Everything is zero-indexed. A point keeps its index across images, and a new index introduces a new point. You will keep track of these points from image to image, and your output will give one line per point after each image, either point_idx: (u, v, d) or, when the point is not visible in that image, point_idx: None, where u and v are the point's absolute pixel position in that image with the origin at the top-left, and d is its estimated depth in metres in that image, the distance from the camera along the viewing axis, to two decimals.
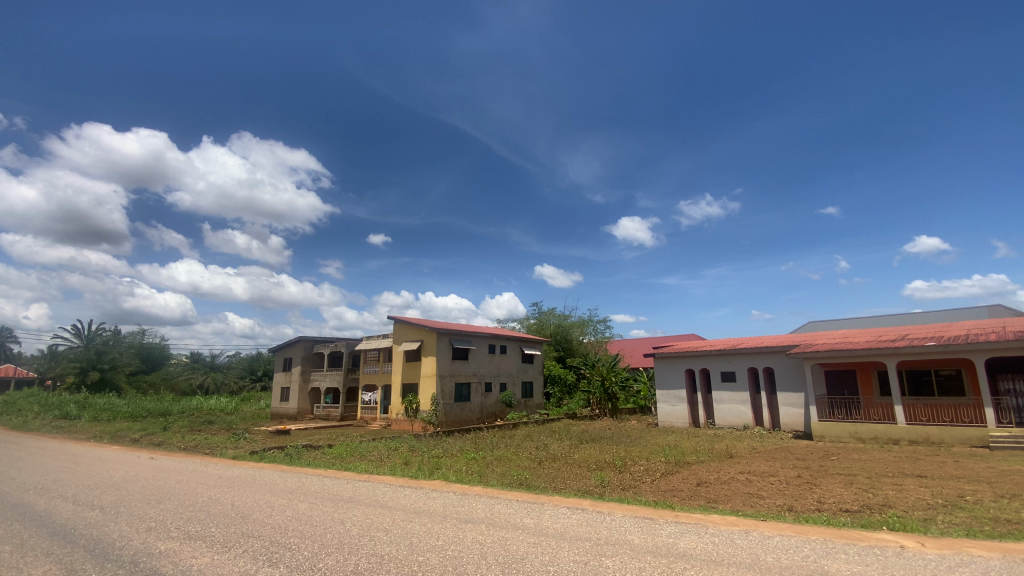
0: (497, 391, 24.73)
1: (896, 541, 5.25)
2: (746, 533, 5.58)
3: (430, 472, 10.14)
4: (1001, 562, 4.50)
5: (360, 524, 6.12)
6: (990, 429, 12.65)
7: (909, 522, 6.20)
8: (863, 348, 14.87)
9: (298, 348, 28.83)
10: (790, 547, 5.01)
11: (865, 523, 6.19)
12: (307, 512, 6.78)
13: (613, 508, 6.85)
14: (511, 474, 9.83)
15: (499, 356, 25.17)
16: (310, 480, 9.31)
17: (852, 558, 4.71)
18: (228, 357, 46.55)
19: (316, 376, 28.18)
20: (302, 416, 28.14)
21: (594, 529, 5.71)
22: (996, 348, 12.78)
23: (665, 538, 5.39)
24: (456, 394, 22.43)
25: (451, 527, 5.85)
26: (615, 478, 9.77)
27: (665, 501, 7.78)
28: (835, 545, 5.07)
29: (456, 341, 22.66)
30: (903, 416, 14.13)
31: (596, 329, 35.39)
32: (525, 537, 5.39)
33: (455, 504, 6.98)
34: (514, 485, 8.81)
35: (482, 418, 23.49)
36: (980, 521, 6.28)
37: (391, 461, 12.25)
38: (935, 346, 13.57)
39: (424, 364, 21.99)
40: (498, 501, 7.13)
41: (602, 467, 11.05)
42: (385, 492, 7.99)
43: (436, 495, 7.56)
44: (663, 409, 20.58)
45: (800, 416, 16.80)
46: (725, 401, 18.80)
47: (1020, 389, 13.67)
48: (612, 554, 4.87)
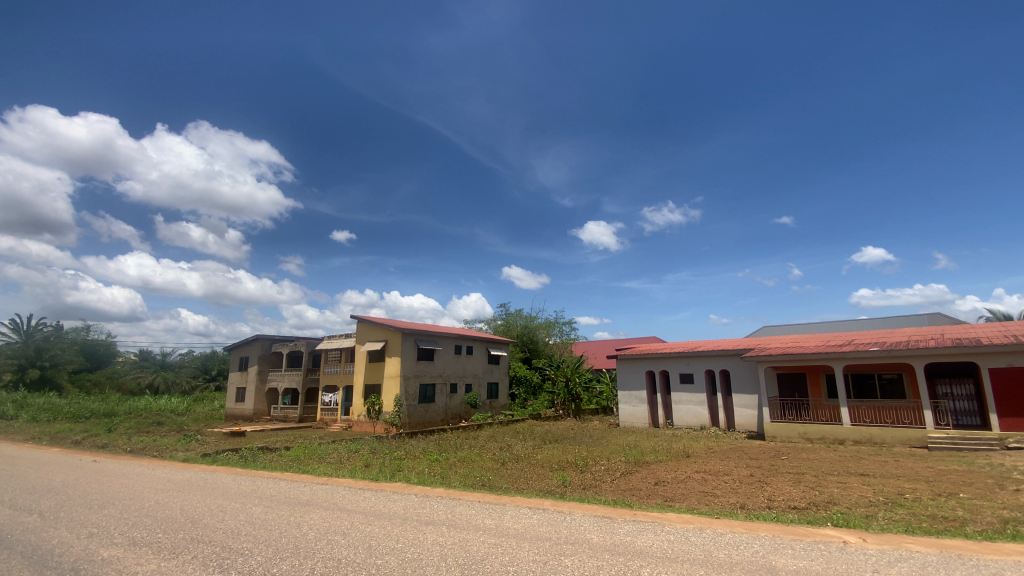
0: (462, 392, 24.61)
1: (840, 537, 5.53)
2: (701, 530, 5.75)
3: (392, 474, 10.01)
4: (937, 558, 4.79)
5: (318, 528, 5.97)
6: (928, 430, 13.47)
7: (852, 519, 6.55)
8: (813, 353, 15.57)
9: (255, 347, 27.89)
10: (741, 543, 5.19)
11: (812, 519, 6.51)
12: (262, 515, 6.57)
13: (573, 507, 6.93)
14: (474, 475, 9.80)
15: (464, 357, 25.07)
16: (265, 483, 9.02)
17: (798, 553, 4.93)
18: (180, 356, 44.53)
19: (274, 376, 27.33)
20: (258, 417, 27.26)
21: (554, 529, 5.77)
22: (933, 355, 13.63)
23: (622, 536, 5.49)
24: (421, 395, 22.20)
25: (411, 529, 5.79)
26: (577, 478, 9.90)
27: (624, 500, 7.91)
28: (782, 541, 5.30)
29: (421, 341, 22.42)
30: (848, 418, 14.89)
31: (562, 330, 35.71)
32: (485, 538, 5.40)
33: (417, 506, 6.90)
34: (476, 486, 8.78)
35: (447, 419, 23.35)
36: (918, 518, 6.69)
37: (350, 463, 12.02)
38: (878, 352, 14.36)
39: (388, 365, 21.66)
40: (459, 503, 7.10)
41: (564, 466, 11.17)
42: (344, 495, 7.83)
43: (397, 498, 7.46)
44: (625, 409, 20.98)
45: (753, 417, 17.45)
46: (684, 403, 19.32)
47: (955, 392, 14.65)
48: (570, 553, 4.93)
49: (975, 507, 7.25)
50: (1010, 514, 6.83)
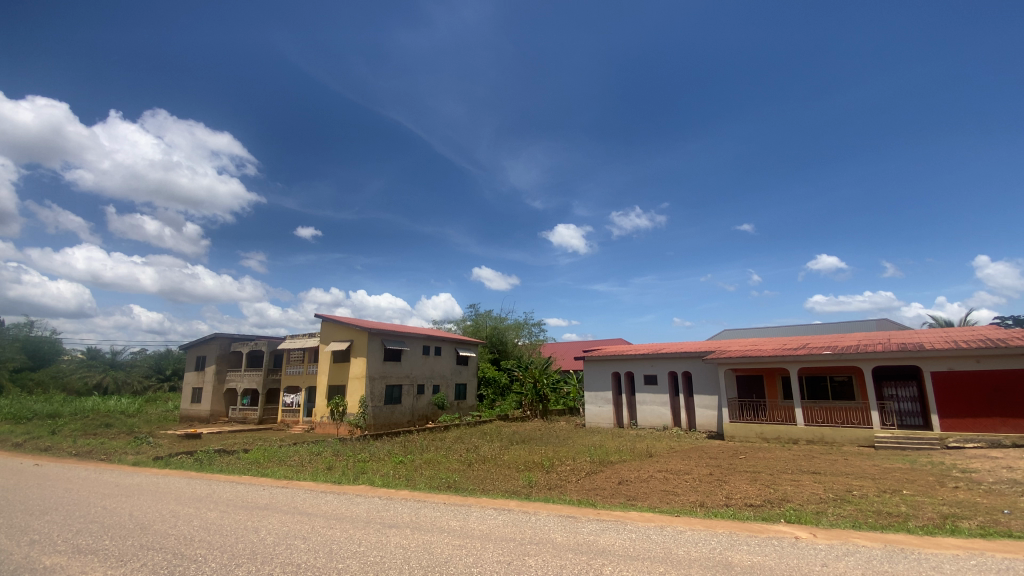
0: (430, 393, 24.39)
1: (792, 533, 5.76)
2: (661, 528, 5.89)
3: (355, 476, 9.81)
4: (882, 552, 5.06)
5: (276, 532, 5.81)
6: (875, 431, 14.18)
7: (804, 515, 6.84)
8: (769, 356, 16.17)
9: (213, 346, 26.93)
10: (699, 540, 5.35)
11: (767, 516, 6.76)
12: (217, 520, 6.34)
13: (538, 507, 6.98)
14: (440, 477, 9.73)
15: (432, 357, 24.86)
16: (221, 486, 8.70)
17: (752, 549, 5.11)
18: (133, 355, 42.45)
19: (233, 376, 26.43)
20: (216, 419, 26.33)
21: (519, 529, 5.81)
22: (880, 358, 14.38)
23: (586, 535, 5.56)
24: (387, 396, 21.90)
25: (374, 532, 5.70)
26: (543, 478, 9.97)
27: (588, 500, 7.99)
28: (739, 537, 5.49)
29: (388, 341, 22.10)
30: (802, 418, 15.52)
31: (531, 332, 35.85)
32: (450, 540, 5.37)
33: (381, 509, 6.80)
34: (442, 487, 8.69)
35: (413, 421, 23.09)
36: (865, 514, 7.05)
37: (312, 465, 11.72)
38: (830, 355, 15.03)
39: (353, 365, 21.26)
40: (424, 505, 7.02)
41: (530, 467, 11.26)
42: (305, 498, 7.62)
43: (360, 501, 7.33)
44: (591, 410, 21.26)
45: (713, 418, 17.97)
46: (648, 403, 19.72)
47: (900, 394, 15.49)
48: (534, 553, 4.96)
49: (917, 503, 7.69)
50: (947, 509, 7.28)
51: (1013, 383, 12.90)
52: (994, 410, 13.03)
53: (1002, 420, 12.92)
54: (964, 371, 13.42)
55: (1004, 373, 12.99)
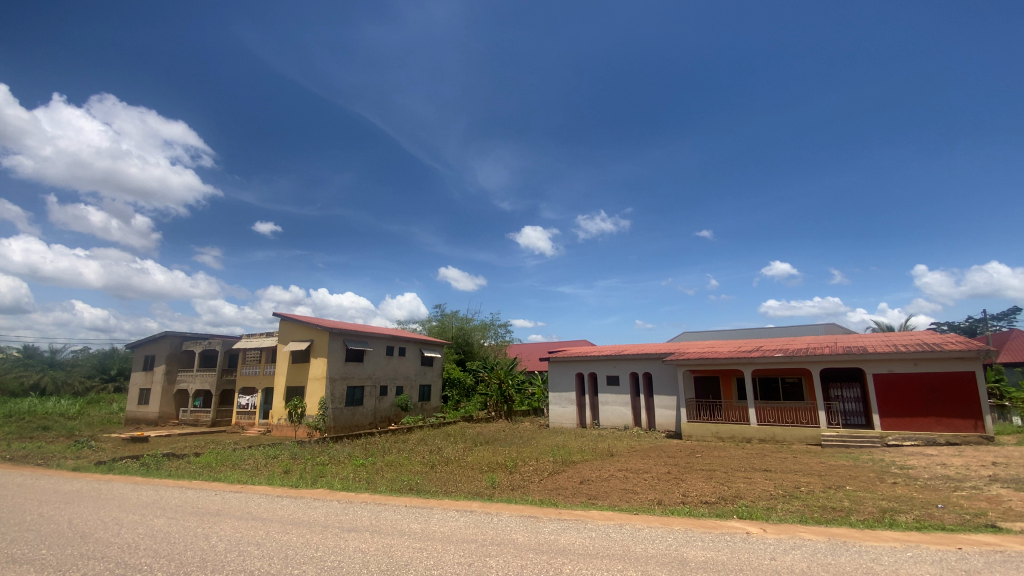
0: (393, 394, 24.03)
1: (744, 528, 5.99)
2: (621, 526, 6.00)
3: (313, 480, 9.55)
4: (826, 545, 5.33)
5: (228, 538, 5.60)
6: (822, 430, 14.90)
7: (755, 511, 7.14)
8: (726, 358, 16.73)
9: (163, 345, 25.72)
10: (656, 537, 5.48)
11: (721, 513, 7.02)
12: (165, 528, 6.05)
13: (501, 508, 6.98)
14: (401, 480, 9.60)
15: (396, 358, 24.52)
16: (169, 492, 8.29)
17: (706, 544, 5.29)
18: (73, 353, 39.96)
19: (184, 376, 25.30)
20: (165, 421, 25.15)
21: (481, 531, 5.80)
22: (828, 361, 15.11)
23: (547, 535, 5.61)
24: (348, 398, 21.44)
25: (332, 536, 5.58)
26: (505, 479, 9.99)
27: (549, 499, 8.07)
28: (694, 533, 5.66)
29: (350, 342, 21.64)
30: (755, 418, 16.14)
31: (497, 333, 35.80)
32: (410, 543, 5.31)
33: (339, 513, 6.66)
34: (404, 490, 8.58)
35: (375, 423, 22.68)
36: (811, 509, 7.40)
37: (268, 469, 11.33)
38: (782, 358, 15.68)
39: (313, 366, 20.71)
40: (385, 508, 6.92)
41: (494, 468, 11.28)
42: (259, 503, 7.37)
43: (318, 505, 7.15)
44: (554, 411, 21.47)
45: (672, 417, 18.46)
46: (610, 403, 20.05)
47: (845, 395, 16.34)
48: (496, 554, 4.97)
49: (858, 498, 8.14)
50: (886, 504, 7.74)
51: (946, 384, 13.80)
52: (930, 410, 13.90)
53: (937, 419, 13.80)
54: (903, 373, 14.28)
55: (939, 375, 13.89)
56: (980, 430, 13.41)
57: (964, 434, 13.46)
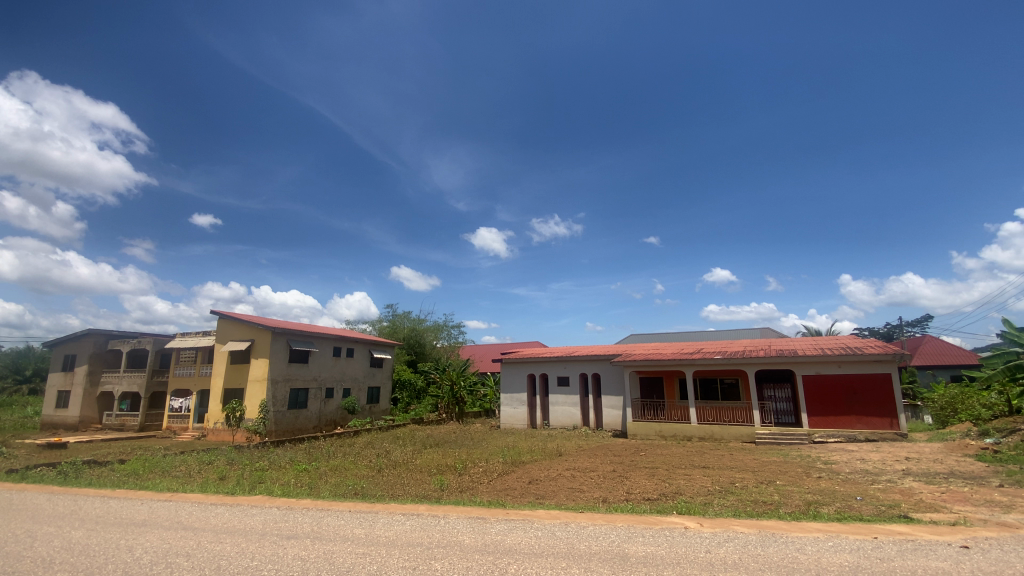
0: (339, 397, 23.34)
1: (682, 523, 6.24)
2: (566, 525, 6.11)
3: (251, 486, 9.11)
4: (756, 537, 5.65)
5: (156, 550, 5.27)
6: (756, 429, 15.75)
7: (693, 506, 7.46)
8: (669, 359, 17.37)
9: (85, 344, 23.82)
10: (600, 535, 5.61)
11: (662, 509, 7.30)
12: (84, 540, 5.62)
13: (448, 510, 6.95)
14: (346, 484, 9.34)
15: (343, 360, 23.85)
16: (88, 502, 7.66)
17: (647, 540, 5.47)
18: None
19: (108, 378, 23.51)
20: (87, 426, 23.26)
21: (427, 534, 5.73)
22: (762, 363, 15.99)
23: (494, 536, 5.64)
24: (291, 400, 20.63)
25: (270, 544, 5.37)
26: (454, 481, 9.90)
27: (497, 500, 8.12)
28: (635, 529, 5.84)
29: (294, 342, 20.82)
30: (695, 417, 16.87)
31: (450, 334, 35.48)
32: (353, 548, 5.19)
33: (278, 520, 6.40)
34: (349, 495, 8.36)
35: (320, 426, 21.92)
36: (745, 503, 7.82)
37: (200, 476, 10.70)
38: (721, 360, 16.46)
39: (254, 367, 19.77)
40: (328, 514, 6.70)
41: (443, 470, 11.18)
42: (190, 512, 6.95)
43: (256, 512, 6.84)
44: (505, 412, 21.54)
45: (618, 417, 18.97)
46: (560, 403, 20.35)
47: (777, 395, 17.34)
48: (442, 556, 4.94)
49: (787, 492, 8.68)
50: (811, 497, 8.29)
51: (866, 385, 14.92)
52: (851, 410, 14.99)
53: (857, 417, 14.90)
54: (829, 375, 15.35)
55: (860, 376, 15.01)
56: (895, 427, 14.54)
57: (882, 431, 14.55)
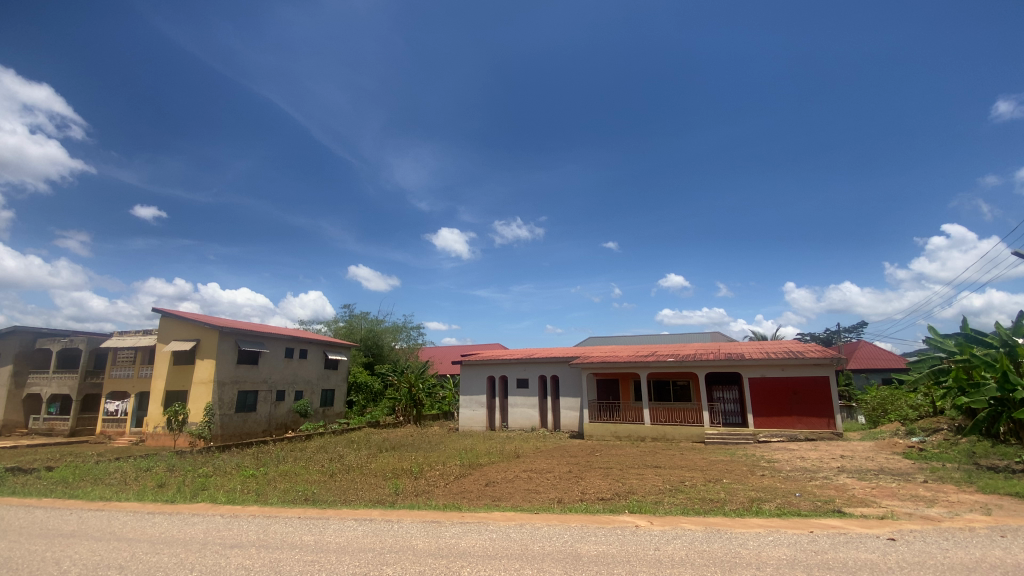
0: (291, 400, 22.59)
1: (634, 522, 6.39)
2: (520, 526, 6.14)
3: (192, 493, 8.67)
4: (701, 533, 5.86)
5: (85, 562, 4.93)
6: (705, 429, 16.34)
7: (644, 505, 7.68)
8: (624, 362, 17.80)
9: (10, 342, 22.09)
10: (553, 535, 5.67)
11: (614, 508, 7.45)
12: (3, 553, 5.19)
13: (402, 515, 6.84)
14: (295, 490, 9.04)
15: (296, 361, 23.09)
16: (10, 513, 7.10)
17: (599, 539, 5.58)
18: None
19: (37, 379, 21.85)
20: (10, 431, 21.51)
21: (379, 539, 5.63)
22: (712, 366, 16.63)
23: (447, 539, 5.60)
24: (238, 403, 19.78)
25: (211, 554, 5.14)
26: (410, 485, 9.79)
27: (452, 503, 8.09)
28: (588, 529, 5.94)
29: (244, 342, 19.97)
30: (649, 418, 17.33)
31: (410, 335, 34.98)
32: (301, 556, 5.04)
33: (221, 528, 6.13)
34: (298, 501, 8.11)
35: (269, 430, 21.13)
36: (693, 501, 8.10)
37: (137, 484, 10.10)
38: (673, 363, 17.01)
39: (199, 368, 18.84)
40: (274, 520, 6.47)
41: (398, 474, 11.00)
42: (123, 522, 6.53)
43: (198, 521, 6.52)
44: (464, 414, 21.43)
45: (575, 418, 19.24)
46: (519, 405, 20.45)
47: (726, 397, 18.04)
48: (393, 561, 4.86)
49: (732, 490, 9.06)
50: (754, 494, 8.69)
51: (806, 388, 15.75)
52: (793, 411, 15.79)
53: (798, 418, 15.70)
54: (773, 377, 16.11)
55: (801, 379, 15.82)
56: (832, 427, 15.41)
57: (820, 431, 15.39)
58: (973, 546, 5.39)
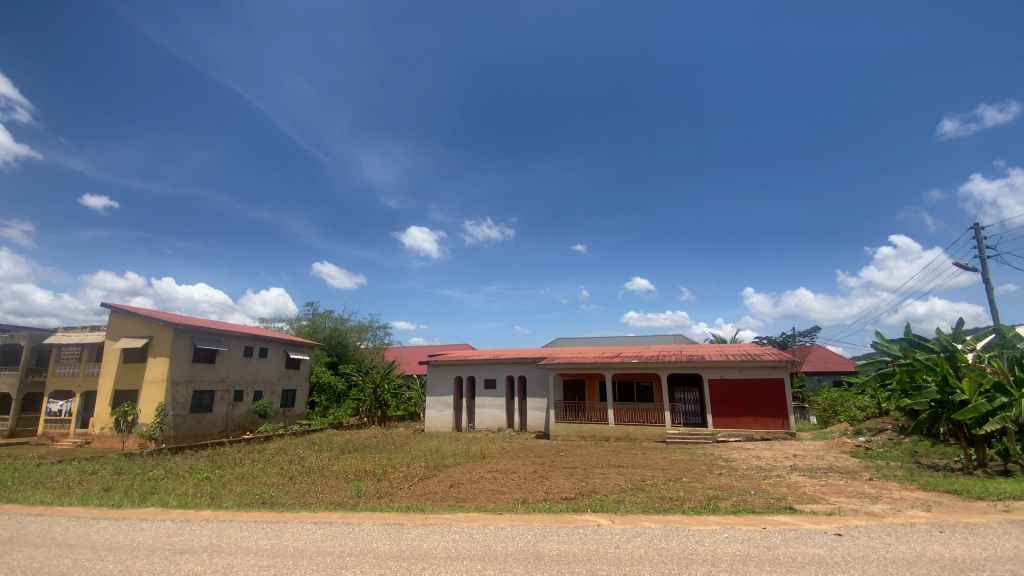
0: (249, 400, 21.88)
1: (596, 521, 6.49)
2: (484, 527, 6.14)
3: (141, 497, 8.29)
4: (660, 531, 6.00)
5: (19, 571, 4.64)
6: (667, 428, 16.74)
7: (607, 504, 7.81)
8: (590, 362, 18.04)
9: None
10: (516, 535, 5.71)
11: (576, 507, 7.54)
12: None
13: (363, 517, 6.73)
14: (252, 493, 8.77)
15: (256, 360, 22.38)
16: None
17: (561, 538, 5.65)
18: None
19: None
20: None
21: (339, 542, 5.52)
22: (674, 367, 17.05)
23: (409, 541, 5.55)
24: (193, 404, 19.01)
25: (159, 560, 4.93)
26: (373, 487, 9.67)
27: (416, 505, 8.03)
28: (551, 529, 6.01)
29: (200, 340, 19.20)
30: (612, 418, 17.61)
31: (376, 334, 34.48)
32: (256, 561, 4.89)
33: (172, 534, 5.89)
34: (254, 504, 7.88)
35: (226, 432, 20.42)
36: (654, 499, 8.29)
37: (81, 488, 9.56)
38: (637, 364, 17.35)
39: (150, 367, 18.03)
40: (229, 525, 6.27)
41: (360, 476, 10.83)
42: (65, 528, 6.18)
43: (147, 526, 6.24)
44: (430, 415, 21.27)
45: (541, 419, 19.37)
46: (485, 406, 20.43)
47: (686, 397, 18.52)
48: (352, 565, 4.77)
49: (691, 488, 9.33)
50: (712, 492, 8.97)
51: (762, 389, 16.34)
52: (750, 411, 16.35)
53: (754, 418, 16.27)
54: (732, 379, 16.65)
55: (758, 380, 16.40)
56: (786, 427, 16.03)
57: (774, 430, 15.99)
58: (914, 541, 5.71)
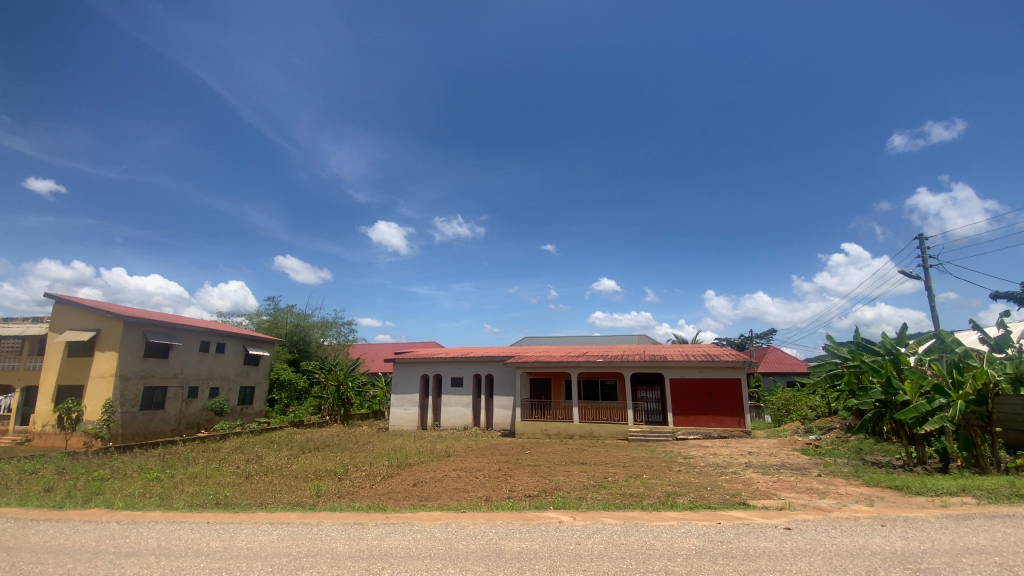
0: (205, 397, 21.09)
1: (557, 518, 6.57)
2: (446, 525, 6.12)
3: (85, 499, 7.88)
4: (620, 527, 6.14)
5: None
6: (629, 426, 17.07)
7: (569, 501, 7.91)
8: (556, 361, 18.21)
9: None
10: (478, 533, 5.72)
11: (539, 504, 7.62)
12: None
13: (322, 517, 6.60)
14: (206, 494, 8.45)
15: (212, 356, 21.57)
16: None
17: (523, 536, 5.69)
18: None
19: None
20: None
21: (297, 543, 5.40)
22: (637, 366, 17.39)
23: (370, 541, 5.48)
24: (144, 401, 18.18)
25: (103, 564, 4.69)
26: (333, 486, 9.50)
27: (377, 504, 7.90)
28: (513, 526, 6.05)
29: (152, 334, 18.35)
30: (577, 416, 17.84)
31: (340, 330, 33.80)
32: (208, 563, 4.73)
33: (117, 536, 5.62)
34: (208, 504, 7.62)
35: (179, 430, 19.63)
36: (615, 496, 8.46)
37: (18, 489, 9.01)
38: (602, 363, 17.61)
39: (98, 362, 17.14)
40: (179, 526, 6.03)
41: (321, 475, 10.60)
42: (0, 530, 5.81)
43: (90, 528, 5.93)
44: (394, 413, 21.01)
45: (507, 417, 19.43)
46: (451, 404, 20.32)
47: (649, 396, 18.92)
48: (310, 566, 4.68)
49: (651, 485, 9.56)
50: (671, 488, 9.22)
51: (720, 388, 16.86)
52: (708, 410, 16.85)
53: (712, 417, 16.78)
54: (692, 378, 17.13)
55: (716, 380, 16.93)
56: (742, 425, 16.60)
57: (731, 429, 16.55)
58: (857, 534, 6.02)
